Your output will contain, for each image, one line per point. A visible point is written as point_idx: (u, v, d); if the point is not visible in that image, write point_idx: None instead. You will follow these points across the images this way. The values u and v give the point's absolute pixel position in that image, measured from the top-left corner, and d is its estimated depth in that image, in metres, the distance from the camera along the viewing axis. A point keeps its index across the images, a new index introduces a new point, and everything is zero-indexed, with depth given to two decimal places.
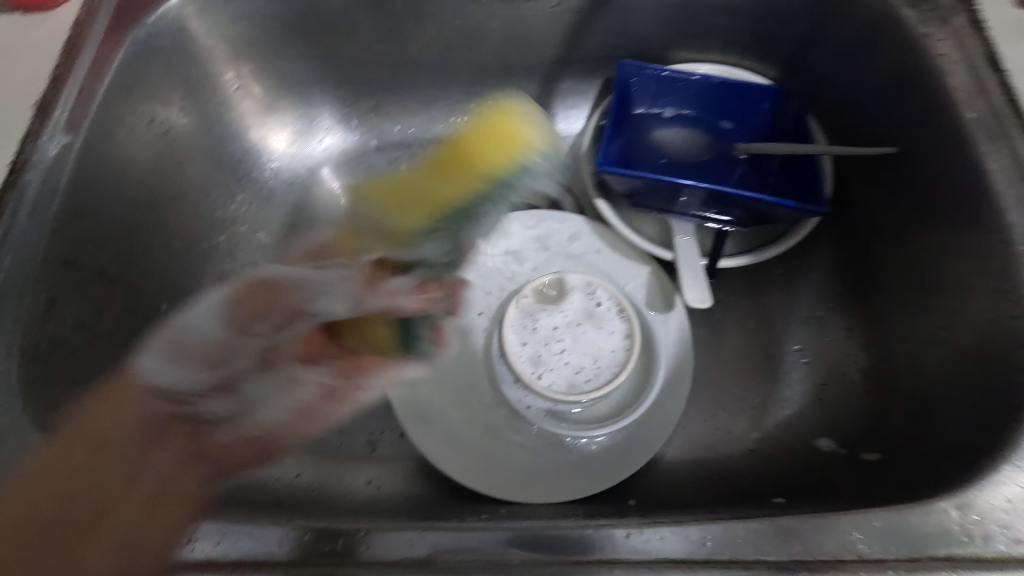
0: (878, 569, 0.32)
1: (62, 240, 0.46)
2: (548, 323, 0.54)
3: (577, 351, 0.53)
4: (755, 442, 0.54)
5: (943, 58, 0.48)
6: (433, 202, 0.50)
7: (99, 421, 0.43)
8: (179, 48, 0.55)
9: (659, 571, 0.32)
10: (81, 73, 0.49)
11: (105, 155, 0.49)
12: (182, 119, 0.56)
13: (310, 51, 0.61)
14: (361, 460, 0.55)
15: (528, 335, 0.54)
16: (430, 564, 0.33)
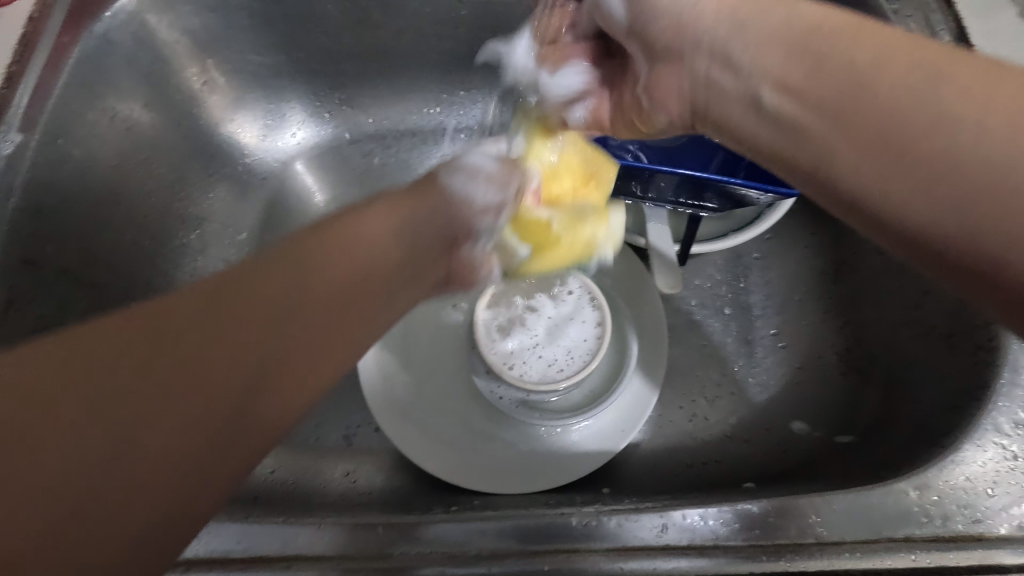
0: (835, 552, 0.31)
1: (19, 241, 0.45)
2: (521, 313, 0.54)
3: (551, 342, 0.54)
4: (731, 427, 0.54)
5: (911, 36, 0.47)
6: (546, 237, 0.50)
7: (365, 250, 0.32)
8: (140, 42, 0.54)
9: (617, 559, 0.32)
10: (37, 71, 0.48)
11: (64, 153, 0.49)
12: (146, 116, 0.56)
13: (277, 42, 0.60)
14: (337, 454, 0.55)
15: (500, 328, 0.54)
16: (388, 558, 0.33)
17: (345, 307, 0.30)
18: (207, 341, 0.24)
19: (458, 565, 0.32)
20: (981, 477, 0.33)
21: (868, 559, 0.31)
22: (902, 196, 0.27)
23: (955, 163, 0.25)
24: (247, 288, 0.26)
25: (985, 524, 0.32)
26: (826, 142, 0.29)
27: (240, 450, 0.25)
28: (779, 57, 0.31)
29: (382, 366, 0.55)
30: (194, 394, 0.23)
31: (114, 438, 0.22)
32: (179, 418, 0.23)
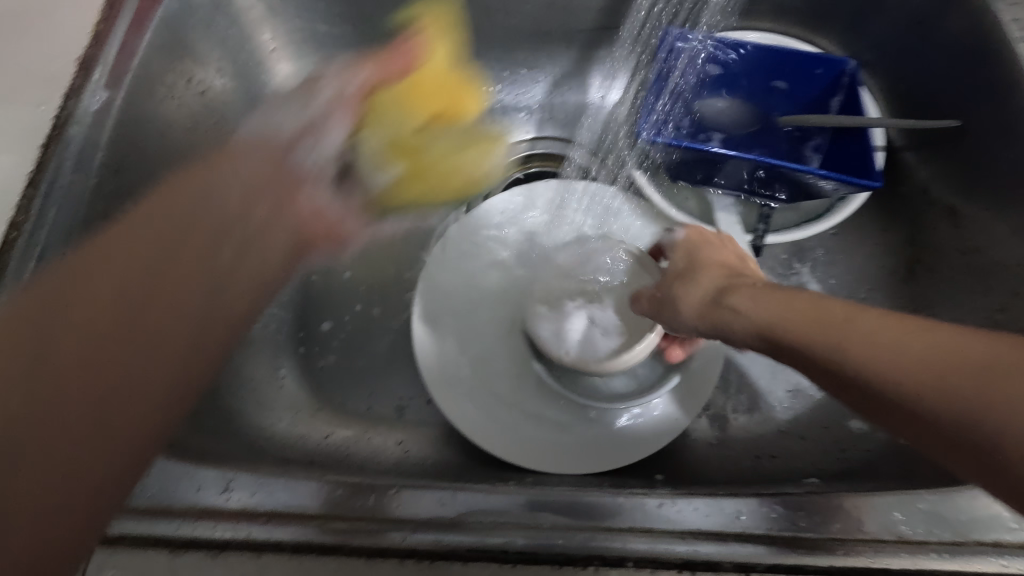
0: (920, 551, 0.31)
1: (103, 197, 0.46)
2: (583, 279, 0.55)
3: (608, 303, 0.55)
4: (788, 424, 0.53)
5: (1017, 24, 0.44)
6: None
7: (210, 206, 0.40)
8: (218, 6, 0.54)
9: (691, 542, 0.31)
10: (123, 30, 0.49)
11: (145, 112, 0.50)
12: (219, 80, 0.56)
13: (346, 12, 0.60)
14: (389, 424, 0.56)
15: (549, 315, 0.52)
16: (462, 525, 0.33)
17: (148, 298, 0.37)
18: (97, 292, 0.36)
19: (531, 536, 0.32)
20: None
21: (955, 561, 0.30)
22: (800, 334, 0.32)
23: (928, 412, 0.27)
24: (146, 265, 0.37)
25: None
26: (726, 318, 0.38)
27: (172, 374, 0.36)
28: (766, 308, 0.35)
29: (439, 341, 0.55)
30: (96, 313, 0.36)
31: (38, 390, 0.34)
32: (32, 354, 0.35)
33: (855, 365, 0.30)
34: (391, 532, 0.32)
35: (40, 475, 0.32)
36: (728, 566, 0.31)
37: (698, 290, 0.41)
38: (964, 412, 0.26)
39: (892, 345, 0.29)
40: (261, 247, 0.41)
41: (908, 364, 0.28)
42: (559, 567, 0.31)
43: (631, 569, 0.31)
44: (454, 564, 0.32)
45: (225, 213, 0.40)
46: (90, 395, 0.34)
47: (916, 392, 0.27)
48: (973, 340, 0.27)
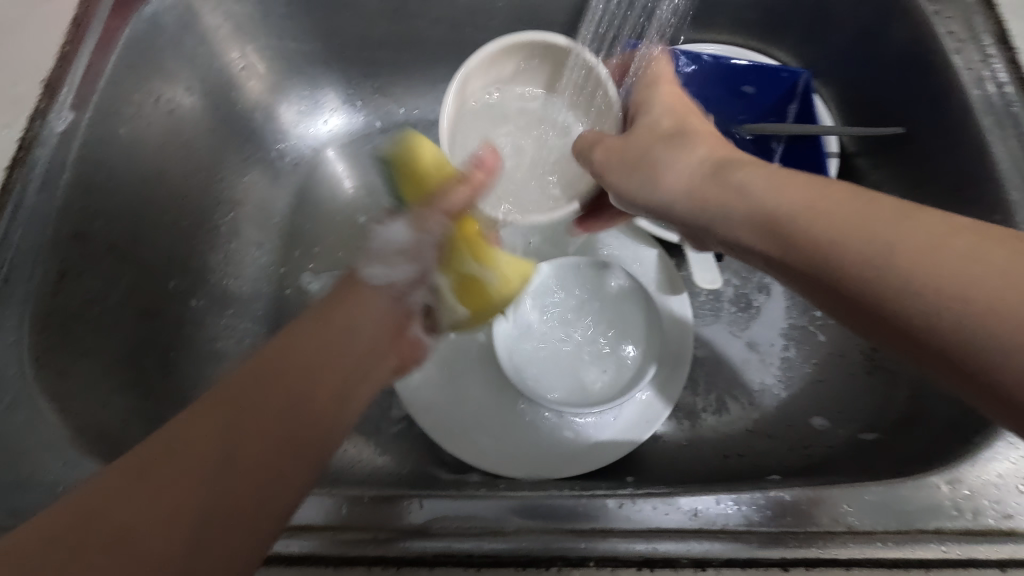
0: (868, 540, 0.32)
1: (71, 216, 0.47)
2: (558, 294, 0.57)
3: (583, 309, 0.57)
4: (754, 423, 0.54)
5: (951, 37, 0.46)
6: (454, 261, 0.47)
7: (347, 330, 0.39)
8: (185, 26, 0.54)
9: (651, 540, 0.33)
10: (89, 51, 0.49)
11: (112, 132, 0.50)
12: (188, 99, 0.57)
13: (314, 29, 0.61)
14: (365, 436, 0.56)
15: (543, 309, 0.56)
16: (429, 531, 0.33)
17: (297, 423, 0.32)
18: (282, 400, 0.32)
19: (496, 540, 0.33)
20: (1013, 475, 0.34)
21: (900, 549, 0.32)
22: (805, 227, 0.32)
23: (929, 321, 0.27)
24: (311, 376, 0.34)
25: (1017, 519, 0.32)
26: (712, 210, 0.37)
27: (268, 490, 0.29)
28: (739, 220, 0.35)
29: None
30: (256, 426, 0.30)
31: (174, 477, 0.28)
32: (251, 454, 0.29)
33: (851, 265, 0.30)
34: (359, 540, 0.33)
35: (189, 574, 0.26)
36: (685, 562, 0.32)
37: (702, 203, 0.37)
38: (968, 331, 0.25)
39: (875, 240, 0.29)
40: (364, 374, 0.38)
41: (913, 268, 0.27)
42: (523, 570, 0.32)
43: (593, 569, 0.32)
44: (422, 569, 0.32)
45: (360, 339, 0.39)
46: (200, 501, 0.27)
47: (903, 289, 0.28)
48: (995, 251, 0.26)
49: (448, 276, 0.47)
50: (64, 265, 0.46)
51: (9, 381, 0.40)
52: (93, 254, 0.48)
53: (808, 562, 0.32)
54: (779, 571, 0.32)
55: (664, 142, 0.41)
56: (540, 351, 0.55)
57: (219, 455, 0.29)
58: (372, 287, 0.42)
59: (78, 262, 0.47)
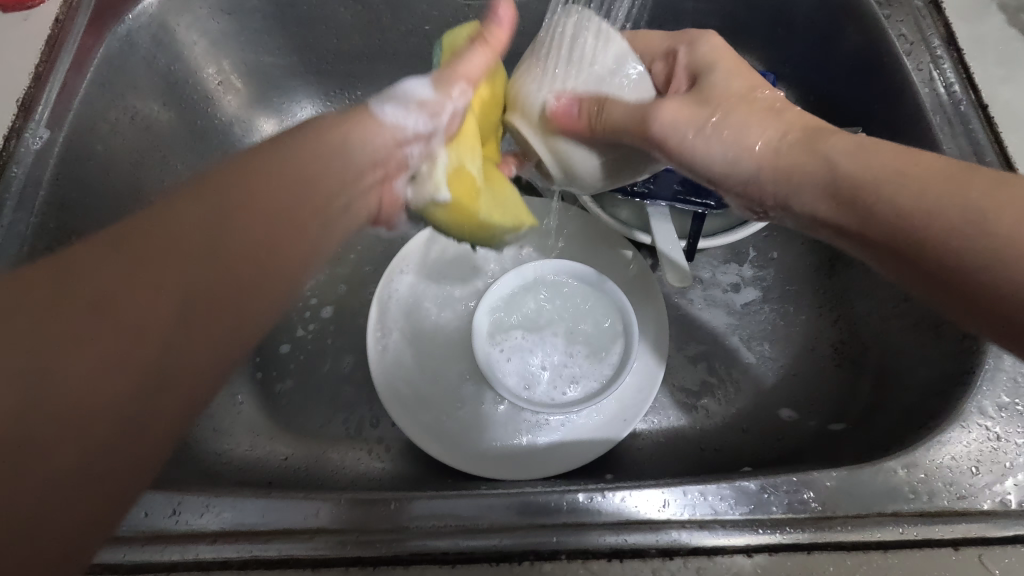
0: (830, 526, 0.33)
1: (48, 232, 0.47)
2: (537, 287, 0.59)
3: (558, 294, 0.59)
4: (731, 417, 0.55)
5: (902, 39, 0.49)
6: (470, 179, 0.40)
7: (321, 169, 0.34)
8: (160, 43, 0.55)
9: (622, 532, 0.34)
10: (63, 71, 0.50)
11: (89, 149, 0.51)
12: (164, 114, 0.57)
13: (290, 44, 0.62)
14: (347, 443, 0.57)
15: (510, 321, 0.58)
16: (404, 531, 0.34)
17: (254, 251, 0.30)
18: (253, 222, 0.30)
19: (471, 538, 0.34)
20: (966, 456, 0.35)
21: (860, 532, 0.33)
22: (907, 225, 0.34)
23: (1000, 295, 0.32)
24: (272, 228, 0.31)
25: (969, 500, 0.34)
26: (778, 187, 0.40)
27: (200, 321, 0.28)
28: (811, 187, 0.39)
29: (392, 358, 0.57)
30: (217, 242, 0.29)
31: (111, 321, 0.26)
32: (181, 300, 0.28)
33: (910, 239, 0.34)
34: (336, 544, 0.34)
35: (139, 381, 0.27)
36: (654, 552, 0.33)
37: (788, 179, 0.39)
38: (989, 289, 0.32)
39: (924, 197, 0.34)
40: (347, 201, 0.36)
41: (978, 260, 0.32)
42: (496, 565, 0.33)
43: (564, 562, 0.33)
44: (397, 568, 0.33)
45: (346, 170, 0.36)
46: (153, 309, 0.27)
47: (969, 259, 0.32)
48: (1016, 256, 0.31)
49: (452, 157, 0.39)
50: None
51: None
52: None
53: (772, 548, 0.33)
54: (744, 557, 0.33)
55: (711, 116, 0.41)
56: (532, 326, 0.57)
57: (194, 254, 0.28)
58: (387, 124, 0.38)
59: None
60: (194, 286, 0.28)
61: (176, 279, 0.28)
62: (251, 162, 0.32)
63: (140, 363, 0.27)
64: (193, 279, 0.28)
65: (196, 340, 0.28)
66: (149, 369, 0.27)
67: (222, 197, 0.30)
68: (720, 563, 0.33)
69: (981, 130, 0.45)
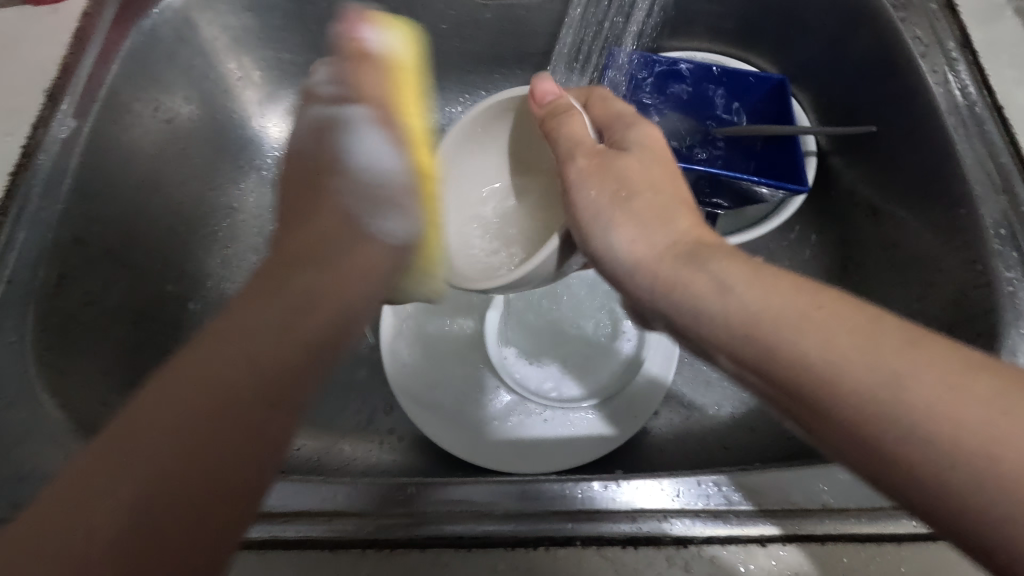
0: (843, 517, 0.33)
1: (72, 222, 0.48)
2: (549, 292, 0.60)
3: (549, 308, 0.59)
4: (740, 416, 0.55)
5: (917, 41, 0.49)
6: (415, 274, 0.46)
7: (347, 267, 0.38)
8: (183, 38, 0.56)
9: (635, 520, 0.34)
10: (90, 62, 0.51)
11: (113, 139, 0.52)
12: (185, 108, 0.58)
13: (309, 42, 0.63)
14: (357, 435, 0.57)
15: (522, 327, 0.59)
16: (420, 515, 0.35)
17: (295, 331, 0.32)
18: (291, 306, 0.33)
19: (486, 523, 0.34)
20: None
21: (875, 524, 0.33)
22: (840, 394, 0.25)
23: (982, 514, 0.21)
24: (312, 299, 0.34)
25: None
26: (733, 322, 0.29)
27: (261, 399, 0.30)
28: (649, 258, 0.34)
29: (404, 350, 0.57)
30: (269, 331, 0.32)
31: (165, 434, 0.28)
32: (250, 384, 0.30)
33: (817, 388, 0.25)
34: (353, 526, 0.34)
35: (213, 462, 0.28)
36: (668, 540, 0.33)
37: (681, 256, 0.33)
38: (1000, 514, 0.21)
39: (872, 368, 0.24)
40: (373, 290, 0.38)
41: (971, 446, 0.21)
42: (511, 550, 0.33)
43: (579, 548, 0.33)
44: (414, 551, 0.33)
45: (364, 268, 0.38)
46: (223, 399, 0.29)
47: (898, 424, 0.23)
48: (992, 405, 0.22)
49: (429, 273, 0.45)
50: (64, 268, 0.46)
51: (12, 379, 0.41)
52: (93, 257, 0.49)
53: (786, 538, 0.33)
54: (757, 546, 0.33)
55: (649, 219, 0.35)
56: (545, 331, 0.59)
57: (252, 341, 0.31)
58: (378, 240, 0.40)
59: (79, 265, 0.48)
60: (252, 371, 0.30)
61: (235, 364, 0.30)
62: (287, 269, 0.36)
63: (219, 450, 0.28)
64: (249, 367, 0.30)
65: (257, 421, 0.29)
66: (224, 452, 0.28)
67: (262, 292, 0.34)
68: (733, 552, 0.33)
69: (996, 131, 0.45)
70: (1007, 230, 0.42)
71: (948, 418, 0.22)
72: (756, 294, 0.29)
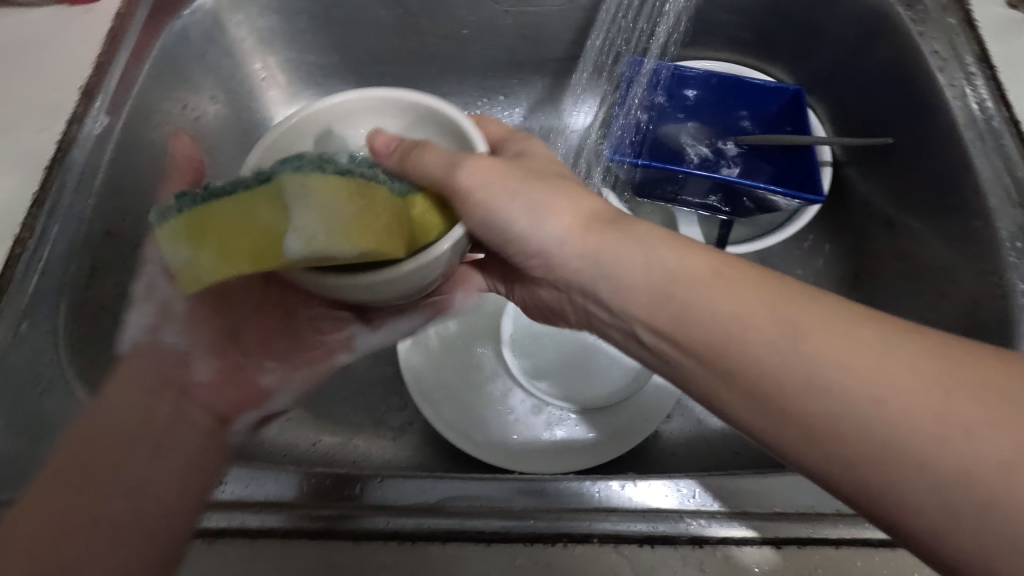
0: (857, 521, 0.34)
1: (105, 215, 0.49)
2: None
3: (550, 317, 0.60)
4: None
5: (935, 55, 0.50)
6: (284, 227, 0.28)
7: (115, 433, 0.36)
8: (211, 40, 0.58)
9: (651, 520, 0.35)
10: (123, 61, 0.53)
11: (145, 136, 0.53)
12: (211, 107, 0.60)
13: (332, 44, 0.64)
14: (371, 432, 0.58)
15: (537, 331, 0.60)
16: (441, 509, 0.35)
17: (114, 434, 0.36)
18: (104, 437, 0.36)
19: (505, 519, 0.35)
20: None
21: None
22: (786, 393, 0.29)
23: (913, 489, 0.26)
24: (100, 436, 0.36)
25: None
26: (710, 346, 0.31)
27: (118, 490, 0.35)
28: (618, 246, 0.34)
29: (421, 349, 0.58)
30: (86, 446, 0.35)
31: (75, 480, 0.34)
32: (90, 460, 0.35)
33: (764, 392, 0.29)
34: (377, 518, 0.35)
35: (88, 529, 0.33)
36: (684, 539, 0.34)
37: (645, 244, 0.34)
38: (906, 489, 0.26)
39: (825, 358, 0.28)
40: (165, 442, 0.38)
41: (889, 437, 0.26)
42: (529, 545, 0.34)
43: (596, 546, 0.34)
44: (434, 544, 0.34)
45: (133, 420, 0.37)
46: (76, 475, 0.34)
47: (844, 429, 0.27)
48: (914, 385, 0.27)
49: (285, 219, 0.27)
50: (96, 261, 0.47)
51: (45, 367, 0.42)
52: (123, 252, 0.49)
53: (800, 541, 0.34)
54: (771, 548, 0.34)
55: (592, 245, 0.35)
56: (560, 339, 0.59)
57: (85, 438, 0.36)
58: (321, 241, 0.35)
59: (109, 259, 0.48)
60: (96, 458, 0.35)
61: (69, 455, 0.35)
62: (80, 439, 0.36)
63: (94, 513, 0.33)
64: (90, 452, 0.35)
65: (114, 488, 0.35)
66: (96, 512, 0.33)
67: (87, 458, 0.35)
68: (748, 554, 0.33)
69: (1013, 145, 0.46)
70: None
71: (892, 404, 0.27)
72: (724, 291, 0.31)
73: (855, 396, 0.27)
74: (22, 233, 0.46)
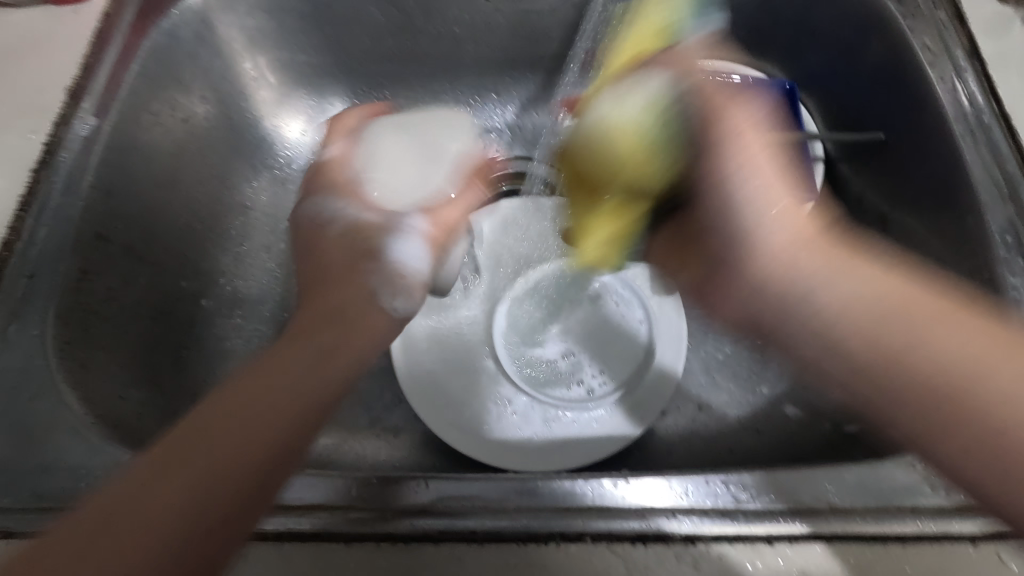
0: (848, 517, 0.34)
1: (93, 217, 0.48)
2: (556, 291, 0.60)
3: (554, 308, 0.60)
4: (747, 418, 0.56)
5: (925, 51, 0.50)
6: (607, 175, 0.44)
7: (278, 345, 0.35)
8: (201, 40, 0.57)
9: (644, 517, 0.35)
10: (111, 62, 0.52)
11: (132, 138, 0.52)
12: (201, 108, 0.59)
13: (323, 44, 0.64)
14: (367, 432, 0.58)
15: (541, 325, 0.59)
16: (433, 509, 0.35)
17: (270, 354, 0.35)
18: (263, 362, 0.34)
19: (499, 518, 0.35)
20: None
21: (879, 524, 0.34)
22: (932, 368, 0.32)
23: (996, 446, 0.30)
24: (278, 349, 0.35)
25: None
26: (882, 353, 0.33)
27: (246, 434, 0.32)
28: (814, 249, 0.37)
29: (417, 350, 0.58)
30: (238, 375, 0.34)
31: (230, 406, 0.32)
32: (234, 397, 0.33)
33: (881, 361, 0.33)
34: (370, 520, 0.35)
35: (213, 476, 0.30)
36: (677, 537, 0.34)
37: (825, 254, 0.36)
38: (999, 428, 0.30)
39: (953, 333, 0.33)
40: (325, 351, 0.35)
41: (991, 400, 0.31)
42: (523, 544, 0.34)
43: (589, 544, 0.34)
44: (427, 545, 0.34)
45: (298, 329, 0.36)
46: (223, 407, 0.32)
47: (964, 389, 0.31)
48: (973, 336, 0.32)
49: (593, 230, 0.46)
50: (85, 264, 0.47)
51: (35, 372, 0.42)
52: (115, 255, 0.50)
53: (793, 537, 0.34)
54: (764, 544, 0.34)
55: (813, 241, 0.37)
56: (566, 329, 0.59)
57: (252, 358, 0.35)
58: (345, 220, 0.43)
59: (100, 262, 0.49)
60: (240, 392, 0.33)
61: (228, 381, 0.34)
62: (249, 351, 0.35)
63: (210, 460, 0.31)
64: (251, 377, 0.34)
65: (237, 424, 0.32)
66: (204, 464, 0.31)
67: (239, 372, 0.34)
68: (741, 551, 0.33)
69: (1003, 139, 0.46)
70: (1013, 238, 0.43)
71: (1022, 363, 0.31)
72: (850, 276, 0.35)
73: (1000, 380, 0.31)
74: (9, 237, 0.46)
